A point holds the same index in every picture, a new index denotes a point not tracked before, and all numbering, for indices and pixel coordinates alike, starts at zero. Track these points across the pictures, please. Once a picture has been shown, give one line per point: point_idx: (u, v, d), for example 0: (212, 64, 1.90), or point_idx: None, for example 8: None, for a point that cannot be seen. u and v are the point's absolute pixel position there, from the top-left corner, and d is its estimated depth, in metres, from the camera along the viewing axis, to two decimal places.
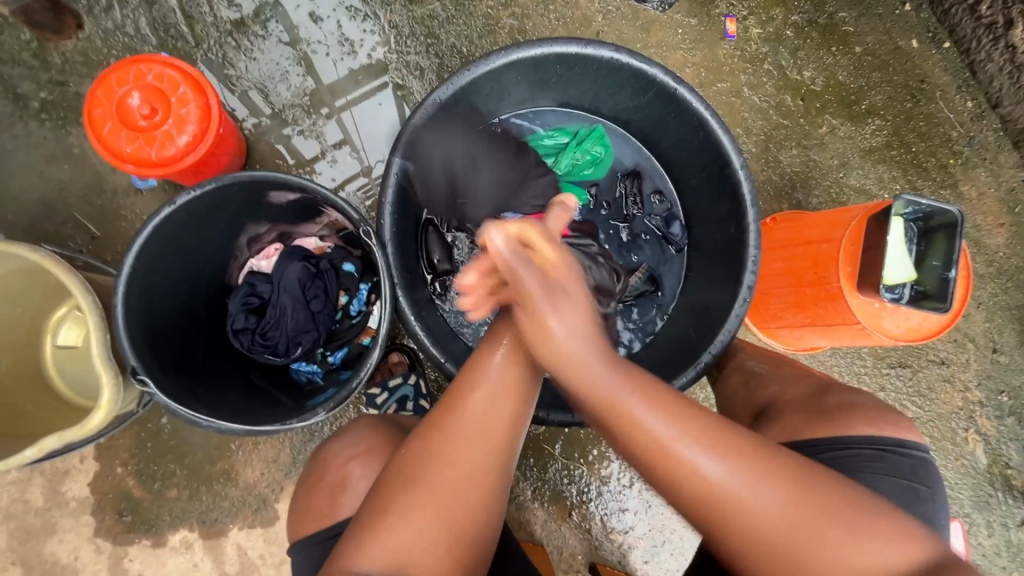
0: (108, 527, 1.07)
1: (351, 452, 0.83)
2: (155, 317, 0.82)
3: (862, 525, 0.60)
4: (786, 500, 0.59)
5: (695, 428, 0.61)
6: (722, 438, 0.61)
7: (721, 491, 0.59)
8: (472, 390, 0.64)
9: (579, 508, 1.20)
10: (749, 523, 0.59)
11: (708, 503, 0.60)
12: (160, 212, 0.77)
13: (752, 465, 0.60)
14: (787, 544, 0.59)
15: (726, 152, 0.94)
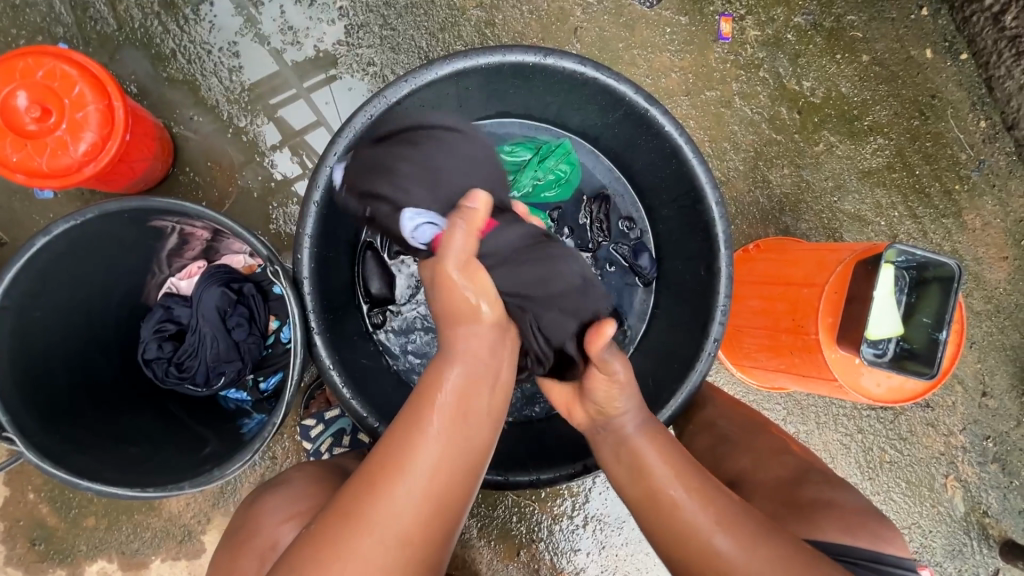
0: (19, 555, 1.01)
1: (291, 510, 0.77)
2: (37, 355, 0.73)
3: None
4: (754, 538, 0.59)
5: (667, 452, 0.70)
6: (695, 476, 0.66)
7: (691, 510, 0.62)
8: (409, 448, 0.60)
9: (528, 547, 1.13)
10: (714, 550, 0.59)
11: (672, 522, 0.62)
12: (34, 243, 0.67)
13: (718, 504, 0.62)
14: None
15: (699, 184, 0.83)
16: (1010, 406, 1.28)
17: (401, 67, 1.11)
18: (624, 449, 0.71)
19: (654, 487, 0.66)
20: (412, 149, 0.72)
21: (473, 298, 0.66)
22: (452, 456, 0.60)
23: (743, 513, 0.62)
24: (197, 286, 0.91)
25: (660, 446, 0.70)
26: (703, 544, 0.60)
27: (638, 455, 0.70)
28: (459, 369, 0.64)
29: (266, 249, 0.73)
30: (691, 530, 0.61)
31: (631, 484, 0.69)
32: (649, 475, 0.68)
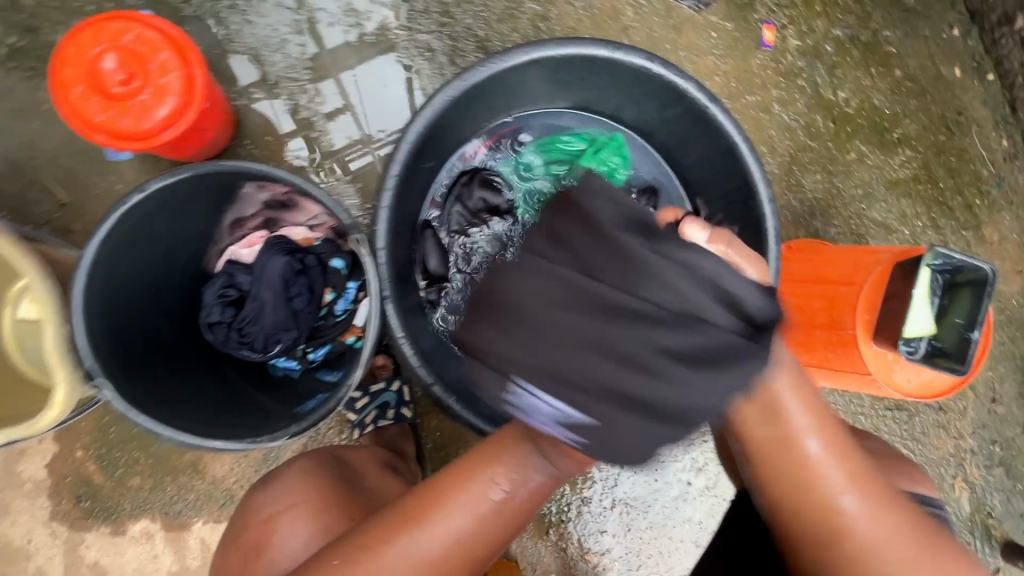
0: (65, 511, 1.02)
1: (280, 507, 0.83)
2: (118, 309, 0.76)
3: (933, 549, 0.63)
4: (872, 506, 0.64)
5: (809, 401, 0.66)
6: (831, 430, 0.66)
7: (820, 469, 0.65)
8: (446, 505, 0.67)
9: (557, 527, 1.17)
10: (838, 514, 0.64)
11: (799, 481, 0.65)
12: (129, 199, 0.70)
13: (848, 461, 0.65)
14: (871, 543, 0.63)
15: (753, 181, 0.87)
16: (1018, 413, 1.33)
17: (457, 55, 1.14)
18: (763, 394, 0.64)
19: (791, 439, 0.65)
20: (626, 329, 0.53)
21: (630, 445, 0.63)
22: (476, 535, 0.67)
23: (870, 479, 0.65)
24: (259, 253, 0.94)
25: (800, 389, 0.66)
26: (826, 505, 0.64)
27: (778, 404, 0.65)
28: (507, 463, 0.70)
29: (347, 216, 0.76)
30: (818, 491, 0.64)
31: (763, 434, 0.66)
32: (790, 423, 0.65)
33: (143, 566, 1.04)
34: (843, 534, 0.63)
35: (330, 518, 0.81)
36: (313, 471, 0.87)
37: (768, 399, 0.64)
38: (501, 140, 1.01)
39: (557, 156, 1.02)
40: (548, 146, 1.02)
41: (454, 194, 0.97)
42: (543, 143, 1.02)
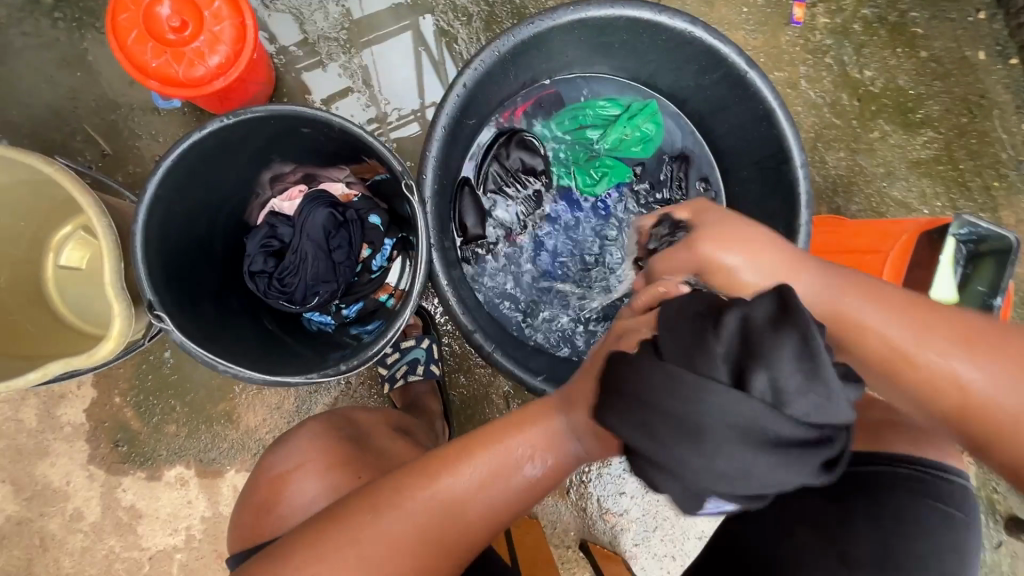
0: (102, 455, 1.05)
1: (291, 464, 0.79)
2: (173, 248, 0.79)
3: None
4: (1008, 377, 0.56)
5: (898, 302, 0.60)
6: (935, 319, 0.59)
7: (945, 373, 0.58)
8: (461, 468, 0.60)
9: (578, 487, 1.20)
10: (974, 399, 0.58)
11: (928, 380, 0.59)
12: (190, 137, 0.72)
13: (980, 349, 0.57)
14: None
15: (788, 146, 0.89)
16: None
17: (494, 21, 1.15)
18: (837, 324, 0.61)
19: (903, 351, 0.59)
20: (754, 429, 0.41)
21: None
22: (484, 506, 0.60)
23: (1007, 342, 0.57)
24: (300, 205, 0.96)
25: (864, 292, 0.61)
26: (960, 394, 0.58)
27: (866, 331, 0.60)
28: (533, 434, 0.60)
29: (399, 164, 0.78)
30: (950, 376, 0.58)
31: (876, 345, 0.60)
32: (884, 338, 0.59)
33: (177, 511, 1.07)
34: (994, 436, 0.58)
35: (342, 476, 0.76)
36: (323, 432, 0.82)
37: (848, 328, 0.61)
38: (538, 103, 1.02)
39: (592, 121, 1.04)
40: (584, 109, 1.04)
41: (492, 154, 0.99)
42: (581, 105, 1.04)
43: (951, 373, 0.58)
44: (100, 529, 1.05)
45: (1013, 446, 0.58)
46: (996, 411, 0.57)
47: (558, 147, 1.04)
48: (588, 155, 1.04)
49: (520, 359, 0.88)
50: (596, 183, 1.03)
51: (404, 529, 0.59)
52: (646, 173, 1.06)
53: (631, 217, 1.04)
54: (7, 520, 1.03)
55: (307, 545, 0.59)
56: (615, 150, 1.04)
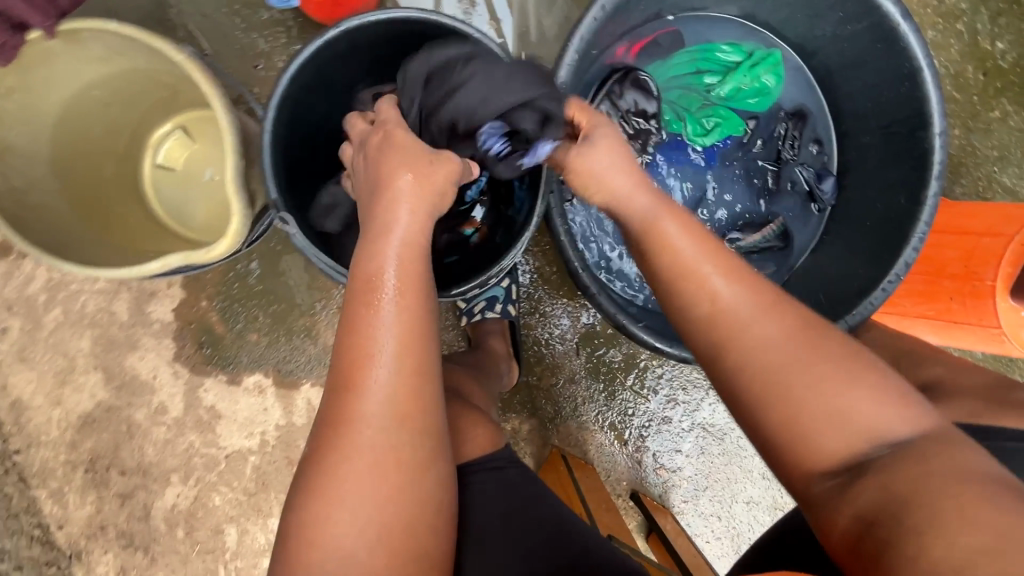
0: (188, 354, 1.08)
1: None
2: (290, 152, 0.77)
3: (835, 371, 0.53)
4: (753, 307, 0.58)
5: (689, 231, 0.64)
6: (714, 248, 0.63)
7: (717, 303, 0.59)
8: (363, 353, 0.60)
9: (636, 440, 1.22)
10: (714, 307, 0.59)
11: (683, 265, 0.62)
12: (329, 33, 0.71)
13: (741, 282, 0.60)
14: (781, 371, 0.54)
15: (928, 110, 0.84)
16: None
17: None
18: (646, 226, 0.66)
19: (679, 260, 0.62)
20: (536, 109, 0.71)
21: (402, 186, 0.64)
22: (403, 359, 0.60)
23: (757, 281, 0.60)
24: None
25: (681, 216, 0.65)
26: (711, 304, 0.59)
27: (666, 243, 0.64)
28: (394, 261, 0.63)
29: None
30: (702, 285, 0.60)
31: (667, 255, 0.63)
32: (674, 248, 0.63)
33: (254, 416, 1.11)
34: (755, 360, 0.56)
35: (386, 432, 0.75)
36: None
37: (657, 238, 0.64)
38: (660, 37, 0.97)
39: (711, 66, 0.99)
40: (705, 53, 0.98)
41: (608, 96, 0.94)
42: (702, 48, 0.98)
43: (723, 304, 0.59)
44: (182, 424, 1.09)
45: (750, 349, 0.56)
46: (731, 316, 0.58)
47: (672, 89, 0.99)
48: (701, 103, 0.99)
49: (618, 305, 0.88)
50: (706, 134, 0.98)
51: (371, 429, 0.58)
52: (760, 127, 1.01)
53: (736, 171, 1.02)
54: (98, 406, 1.07)
55: (314, 491, 0.58)
56: (729, 100, 0.99)
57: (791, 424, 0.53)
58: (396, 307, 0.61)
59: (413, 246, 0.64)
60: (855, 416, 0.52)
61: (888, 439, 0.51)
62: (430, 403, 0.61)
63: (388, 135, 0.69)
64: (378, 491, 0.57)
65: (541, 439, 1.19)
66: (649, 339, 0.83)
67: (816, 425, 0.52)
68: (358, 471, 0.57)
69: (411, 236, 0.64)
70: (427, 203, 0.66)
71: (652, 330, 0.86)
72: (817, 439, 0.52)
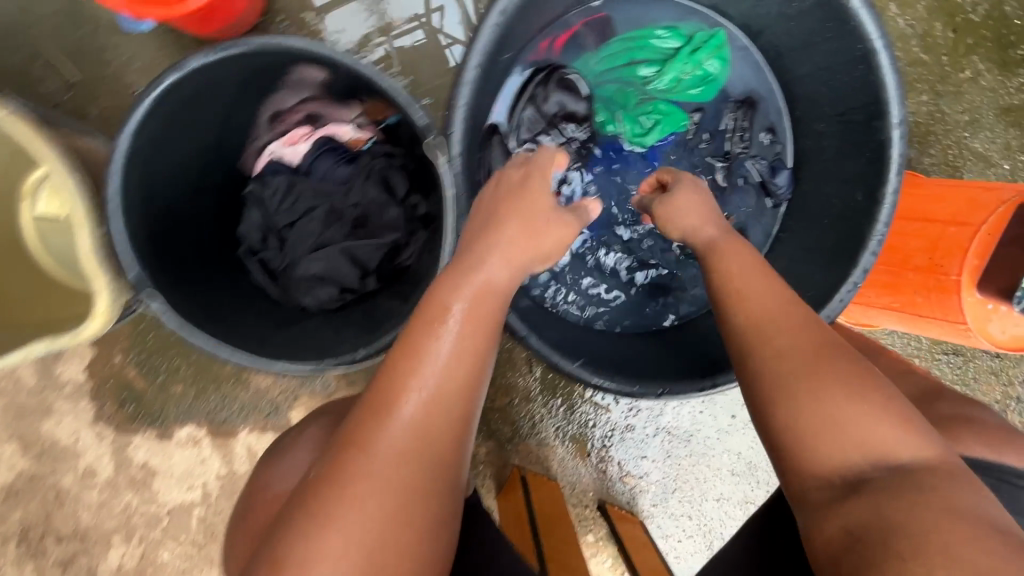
0: (109, 414, 1.00)
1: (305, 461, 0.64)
2: (151, 213, 0.65)
3: (878, 395, 0.51)
4: (798, 318, 0.58)
5: (741, 256, 0.65)
6: (760, 268, 0.63)
7: (763, 311, 0.59)
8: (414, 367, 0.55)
9: (599, 451, 1.18)
10: (750, 317, 0.59)
11: (739, 288, 0.62)
12: (168, 75, 0.58)
13: (783, 296, 0.60)
14: (818, 375, 0.53)
15: (885, 97, 0.74)
16: None
17: None
18: (708, 254, 0.67)
19: (731, 277, 0.63)
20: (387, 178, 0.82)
21: (510, 217, 0.65)
22: (451, 379, 0.55)
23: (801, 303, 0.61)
24: (311, 155, 0.83)
25: (738, 249, 0.66)
26: (751, 320, 0.59)
27: (722, 266, 0.65)
28: (466, 296, 0.59)
29: (422, 115, 0.66)
30: (746, 303, 0.60)
31: (721, 274, 0.64)
32: (726, 266, 0.64)
33: (192, 469, 1.04)
34: (775, 362, 0.55)
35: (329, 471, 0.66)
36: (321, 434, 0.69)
37: (716, 260, 0.66)
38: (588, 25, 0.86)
39: (647, 56, 0.88)
40: (639, 41, 0.87)
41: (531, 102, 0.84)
42: (637, 34, 0.87)
43: (764, 311, 0.59)
44: (115, 484, 1.03)
45: (786, 343, 0.56)
46: (767, 326, 0.57)
47: (607, 84, 0.88)
48: (638, 99, 0.89)
49: (553, 340, 0.79)
50: (648, 134, 0.89)
51: (399, 446, 0.52)
52: (707, 118, 0.91)
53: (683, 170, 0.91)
54: (19, 476, 1.00)
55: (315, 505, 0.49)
56: (671, 93, 0.89)
57: (824, 429, 0.51)
58: (457, 339, 0.57)
59: (490, 293, 0.61)
60: (882, 440, 0.50)
61: (897, 462, 0.49)
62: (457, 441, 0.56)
63: (528, 178, 0.68)
64: (370, 529, 0.49)
65: (500, 460, 1.14)
66: (589, 377, 0.75)
67: (848, 438, 0.50)
68: (368, 491, 0.50)
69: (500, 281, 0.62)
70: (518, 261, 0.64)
71: (592, 365, 0.77)
72: (823, 452, 0.51)
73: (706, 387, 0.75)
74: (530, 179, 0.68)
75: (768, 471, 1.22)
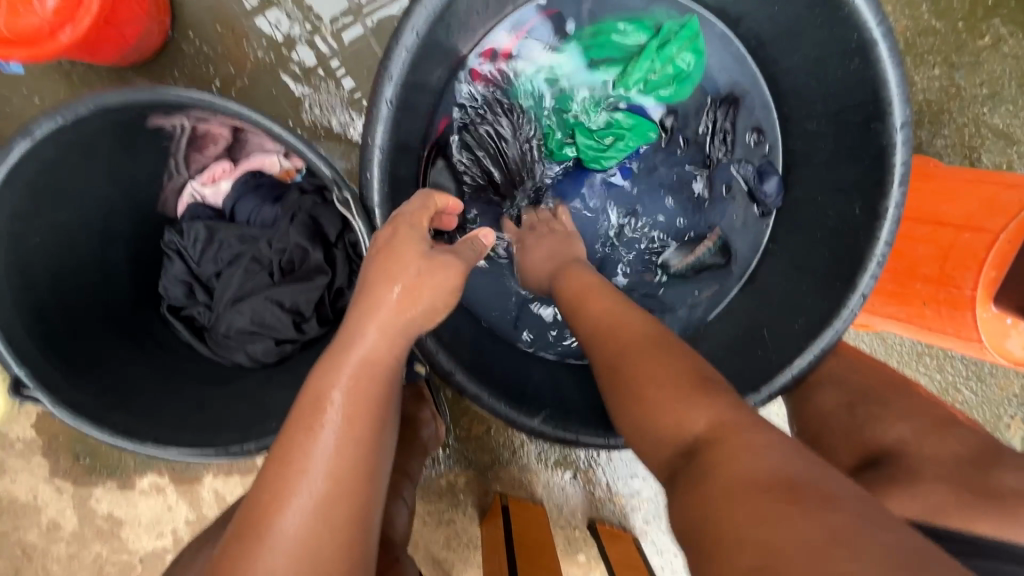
0: (65, 468, 0.96)
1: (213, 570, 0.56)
2: (38, 293, 0.59)
3: (693, 387, 0.46)
4: (637, 322, 0.55)
5: (580, 273, 0.64)
6: (591, 278, 0.63)
7: (603, 321, 0.57)
8: (291, 466, 0.45)
9: (585, 471, 1.12)
10: (593, 327, 0.57)
11: (580, 291, 0.61)
12: (12, 149, 0.51)
13: (610, 301, 0.59)
14: (641, 379, 0.48)
15: (886, 95, 0.63)
16: None
17: None
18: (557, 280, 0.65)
19: (576, 292, 0.62)
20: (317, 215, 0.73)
21: (406, 276, 0.51)
22: (338, 471, 0.45)
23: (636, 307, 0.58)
24: (233, 196, 0.75)
25: (583, 271, 0.65)
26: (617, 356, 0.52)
27: (568, 284, 0.64)
28: (346, 378, 0.48)
29: (329, 167, 0.56)
30: (601, 331, 0.56)
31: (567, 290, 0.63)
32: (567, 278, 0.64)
33: (159, 517, 1.00)
34: (615, 372, 0.51)
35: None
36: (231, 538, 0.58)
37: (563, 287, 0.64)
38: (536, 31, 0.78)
39: (610, 55, 0.80)
40: (600, 38, 0.79)
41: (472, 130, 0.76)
42: (594, 37, 0.79)
43: (605, 319, 0.57)
44: (81, 537, 0.99)
45: (613, 350, 0.53)
46: (608, 335, 0.55)
47: (561, 97, 0.80)
48: (602, 105, 0.81)
49: (512, 390, 0.71)
50: (609, 149, 0.80)
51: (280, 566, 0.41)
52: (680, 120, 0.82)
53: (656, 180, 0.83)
54: None
55: None
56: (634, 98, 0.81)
57: (663, 430, 0.45)
58: (339, 435, 0.46)
59: (374, 371, 0.50)
60: (689, 426, 0.43)
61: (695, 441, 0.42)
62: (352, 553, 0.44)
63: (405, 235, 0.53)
64: None
65: (481, 488, 1.09)
66: (553, 432, 0.67)
67: (671, 443, 0.44)
68: None
69: (383, 354, 0.50)
70: (402, 326, 0.51)
71: (557, 418, 0.70)
72: (657, 446, 0.45)
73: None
74: (398, 235, 0.53)
75: None
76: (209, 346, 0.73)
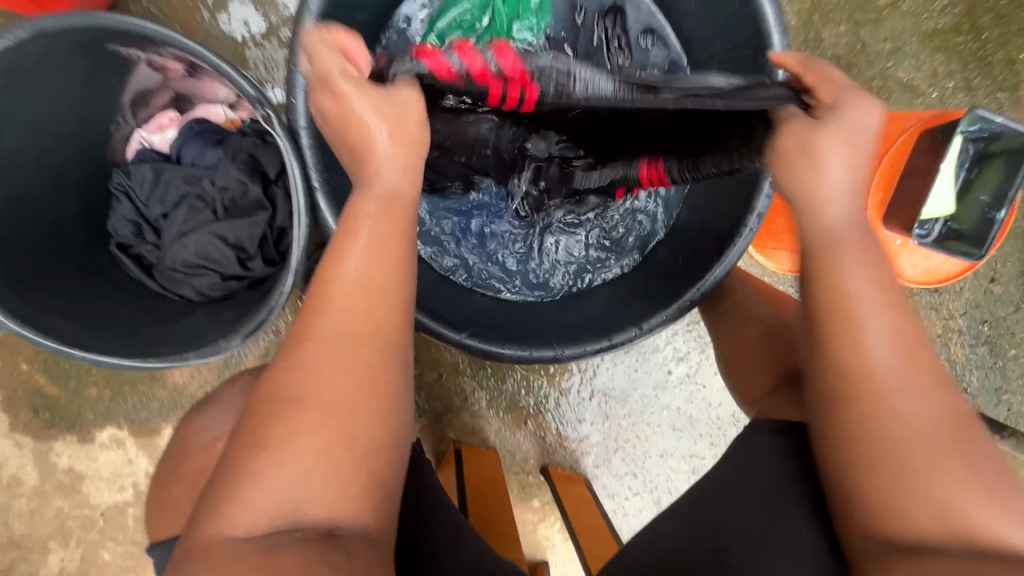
0: (25, 423, 1.00)
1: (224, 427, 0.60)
2: None
3: (969, 460, 0.49)
4: (917, 379, 0.52)
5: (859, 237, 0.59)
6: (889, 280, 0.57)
7: (877, 366, 0.53)
8: (341, 259, 0.53)
9: (535, 418, 1.17)
10: (856, 359, 0.54)
11: (839, 284, 0.56)
12: None
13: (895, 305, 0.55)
14: (921, 448, 0.50)
15: (763, 27, 0.70)
16: (1017, 295, 1.20)
17: None
18: (823, 254, 0.58)
19: (842, 283, 0.56)
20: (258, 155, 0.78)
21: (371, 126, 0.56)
22: (381, 263, 0.54)
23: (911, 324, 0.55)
24: (179, 141, 0.80)
25: (870, 257, 0.57)
26: (860, 357, 0.54)
27: (834, 279, 0.57)
28: (372, 196, 0.56)
29: (252, 88, 0.62)
30: (864, 369, 0.53)
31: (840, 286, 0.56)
32: (827, 220, 0.59)
33: (119, 470, 1.03)
34: (867, 403, 0.53)
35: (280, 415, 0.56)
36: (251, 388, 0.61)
37: (825, 269, 0.57)
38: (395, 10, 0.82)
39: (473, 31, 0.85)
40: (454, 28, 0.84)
41: None
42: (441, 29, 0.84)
43: (883, 366, 0.53)
44: (43, 492, 1.02)
45: (894, 401, 0.52)
46: (870, 372, 0.53)
47: None
48: None
49: (439, 314, 0.77)
50: None
51: (347, 354, 0.49)
52: (569, 37, 0.86)
53: None
54: None
55: (267, 423, 0.46)
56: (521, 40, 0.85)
57: (869, 469, 0.52)
58: (375, 242, 0.54)
59: (397, 202, 0.57)
60: (949, 499, 0.48)
61: (960, 526, 0.48)
62: (396, 368, 0.51)
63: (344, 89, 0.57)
64: (328, 445, 0.46)
65: (436, 435, 1.14)
66: (477, 346, 0.73)
67: (921, 499, 0.49)
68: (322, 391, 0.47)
69: (404, 178, 0.58)
70: (415, 163, 0.59)
71: (481, 335, 0.75)
72: (906, 505, 0.49)
73: (600, 345, 0.74)
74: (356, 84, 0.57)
75: (709, 423, 1.21)
76: (158, 279, 0.77)
